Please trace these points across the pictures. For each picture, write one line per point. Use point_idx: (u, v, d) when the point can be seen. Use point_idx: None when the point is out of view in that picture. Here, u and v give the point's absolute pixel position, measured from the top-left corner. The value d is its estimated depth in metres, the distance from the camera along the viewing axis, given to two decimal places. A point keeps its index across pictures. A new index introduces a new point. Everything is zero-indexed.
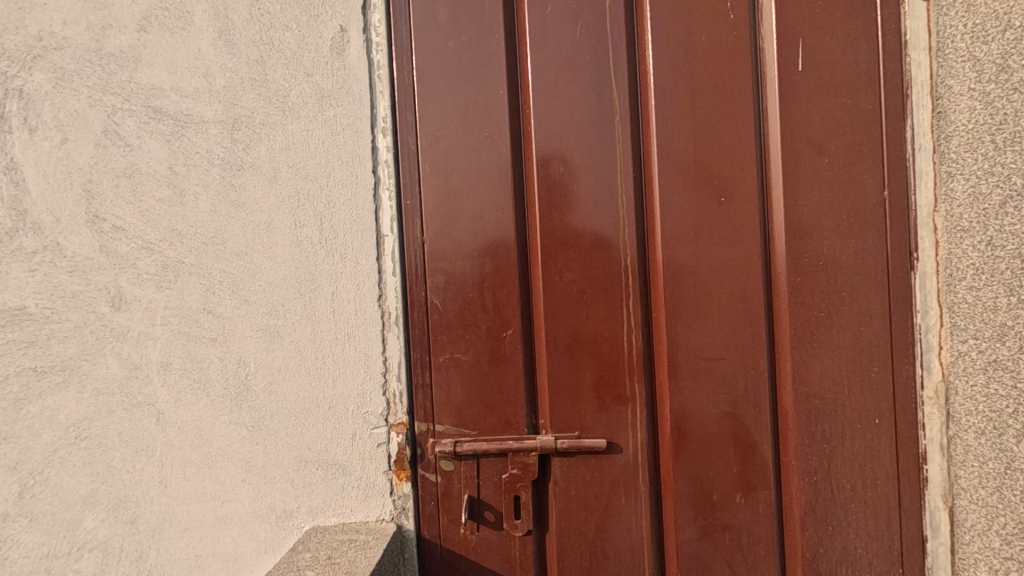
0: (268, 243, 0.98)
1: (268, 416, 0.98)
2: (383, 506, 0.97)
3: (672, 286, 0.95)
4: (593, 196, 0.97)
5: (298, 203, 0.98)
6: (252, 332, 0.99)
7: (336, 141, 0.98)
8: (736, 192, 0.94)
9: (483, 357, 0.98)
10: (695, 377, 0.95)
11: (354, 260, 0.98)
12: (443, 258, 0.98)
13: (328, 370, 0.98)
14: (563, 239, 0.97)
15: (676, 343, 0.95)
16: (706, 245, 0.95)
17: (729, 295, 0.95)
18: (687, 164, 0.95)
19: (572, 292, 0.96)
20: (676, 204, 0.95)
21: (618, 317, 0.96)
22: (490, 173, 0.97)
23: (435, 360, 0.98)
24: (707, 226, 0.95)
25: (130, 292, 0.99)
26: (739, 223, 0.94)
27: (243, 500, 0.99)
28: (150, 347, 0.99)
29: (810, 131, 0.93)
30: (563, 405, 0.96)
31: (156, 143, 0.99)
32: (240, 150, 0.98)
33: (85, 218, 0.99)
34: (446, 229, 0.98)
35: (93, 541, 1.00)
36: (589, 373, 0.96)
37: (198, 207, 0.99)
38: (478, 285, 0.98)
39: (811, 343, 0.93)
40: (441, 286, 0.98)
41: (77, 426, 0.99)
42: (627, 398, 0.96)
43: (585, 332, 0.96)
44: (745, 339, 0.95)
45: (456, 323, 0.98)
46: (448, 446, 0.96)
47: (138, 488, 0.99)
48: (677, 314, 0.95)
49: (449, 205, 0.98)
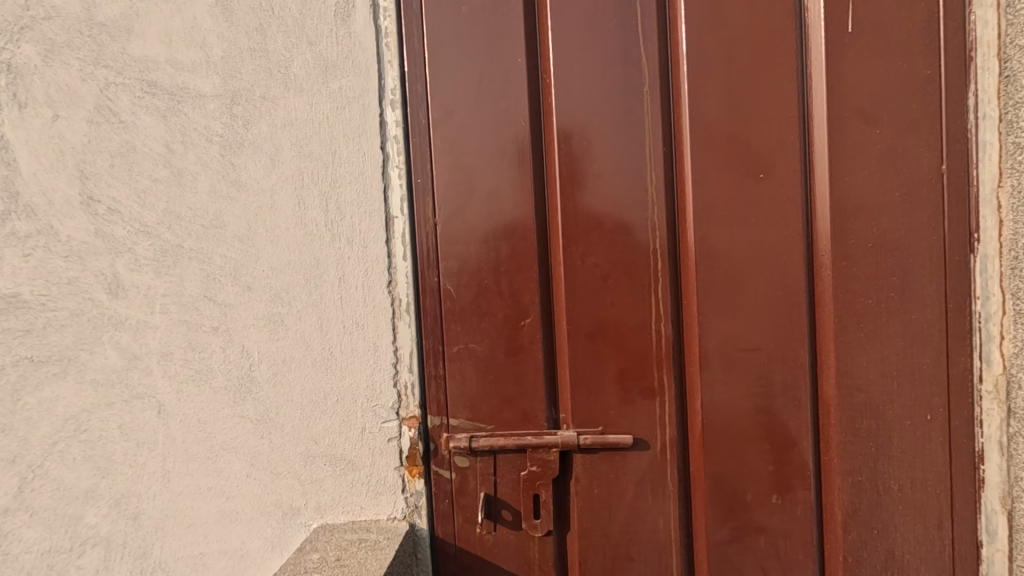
0: (271, 226, 0.92)
1: (273, 409, 0.93)
2: (394, 504, 0.92)
3: (704, 271, 0.88)
4: (619, 173, 0.89)
5: (301, 183, 0.92)
6: (255, 320, 0.93)
7: (341, 116, 0.91)
8: (777, 167, 0.86)
9: (500, 347, 0.91)
10: (729, 369, 0.88)
11: (361, 243, 0.92)
12: (456, 241, 0.91)
13: (335, 360, 0.93)
14: (587, 220, 0.90)
15: (708, 332, 0.88)
16: (742, 226, 0.87)
17: (768, 280, 0.87)
18: (722, 137, 0.87)
19: (595, 277, 0.89)
20: (710, 181, 0.87)
21: (645, 304, 0.89)
22: (508, 149, 0.90)
23: (448, 350, 0.92)
24: (744, 205, 0.87)
25: (127, 278, 0.94)
26: (779, 201, 0.86)
27: (247, 496, 0.94)
28: (150, 336, 0.94)
29: (859, 99, 0.84)
30: (586, 399, 0.90)
31: (151, 119, 0.93)
32: (240, 126, 0.92)
33: (79, 200, 0.94)
34: (460, 210, 0.91)
35: (96, 536, 0.96)
36: (614, 365, 0.89)
37: (196, 187, 0.93)
38: (494, 270, 0.91)
39: (857, 333, 0.86)
40: (455, 271, 0.91)
41: (77, 418, 0.95)
42: (655, 391, 0.89)
43: (609, 321, 0.89)
44: (784, 328, 0.87)
45: (471, 311, 0.91)
46: (463, 442, 0.90)
47: (140, 483, 0.95)
48: (709, 301, 0.88)
49: (463, 184, 0.91)
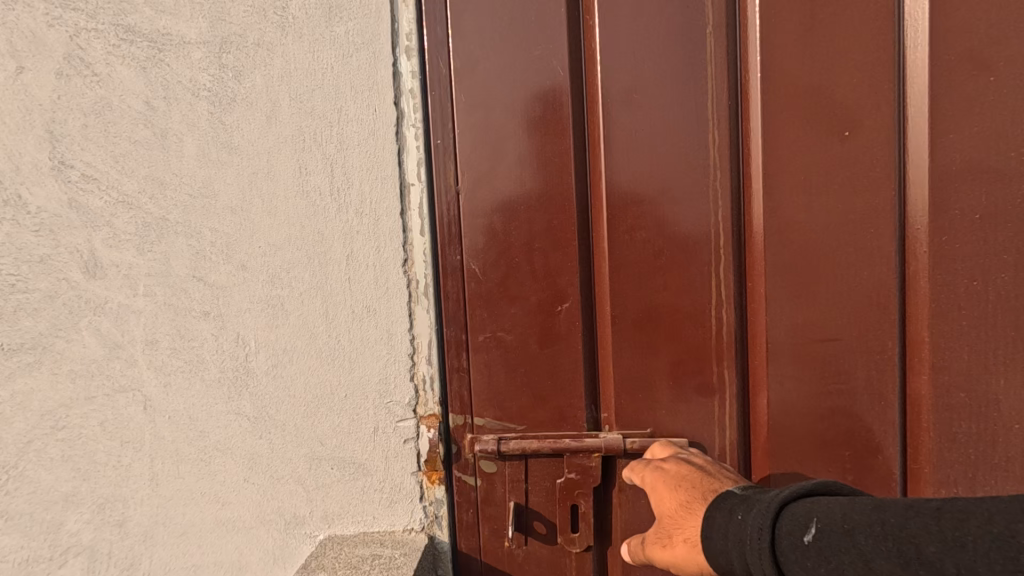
0: (268, 196, 0.80)
1: (273, 405, 0.82)
2: (411, 514, 0.81)
3: (776, 247, 0.75)
4: (676, 132, 0.75)
5: (302, 145, 0.79)
6: (251, 304, 0.81)
7: (348, 65, 0.78)
8: (867, 124, 0.72)
9: (532, 336, 0.79)
10: (802, 363, 0.75)
11: (372, 215, 0.79)
12: (483, 212, 0.78)
13: (343, 350, 0.81)
14: (636, 187, 0.76)
15: (778, 319, 0.75)
16: (822, 194, 0.73)
17: (851, 258, 0.74)
18: (801, 88, 0.73)
19: (646, 255, 0.77)
20: (784, 142, 0.74)
21: (704, 286, 0.76)
22: (544, 104, 0.77)
23: (473, 340, 0.80)
24: (825, 168, 0.73)
25: (107, 256, 0.82)
26: (868, 164, 0.73)
27: (246, 503, 0.83)
28: (133, 322, 0.83)
29: (972, 39, 0.70)
30: (632, 396, 0.78)
31: (129, 71, 0.80)
32: (231, 78, 0.79)
33: (49, 165, 0.82)
34: (487, 177, 0.78)
35: (78, 545, 0.86)
36: (667, 357, 0.77)
37: (182, 150, 0.80)
38: (527, 246, 0.78)
39: (957, 321, 0.72)
40: (481, 248, 0.79)
41: (53, 414, 0.84)
42: (713, 388, 0.77)
43: (661, 305, 0.77)
44: (869, 316, 0.74)
45: (499, 294, 0.79)
46: (491, 446, 0.78)
47: (126, 487, 0.85)
48: (781, 283, 0.75)
49: (491, 145, 0.78)
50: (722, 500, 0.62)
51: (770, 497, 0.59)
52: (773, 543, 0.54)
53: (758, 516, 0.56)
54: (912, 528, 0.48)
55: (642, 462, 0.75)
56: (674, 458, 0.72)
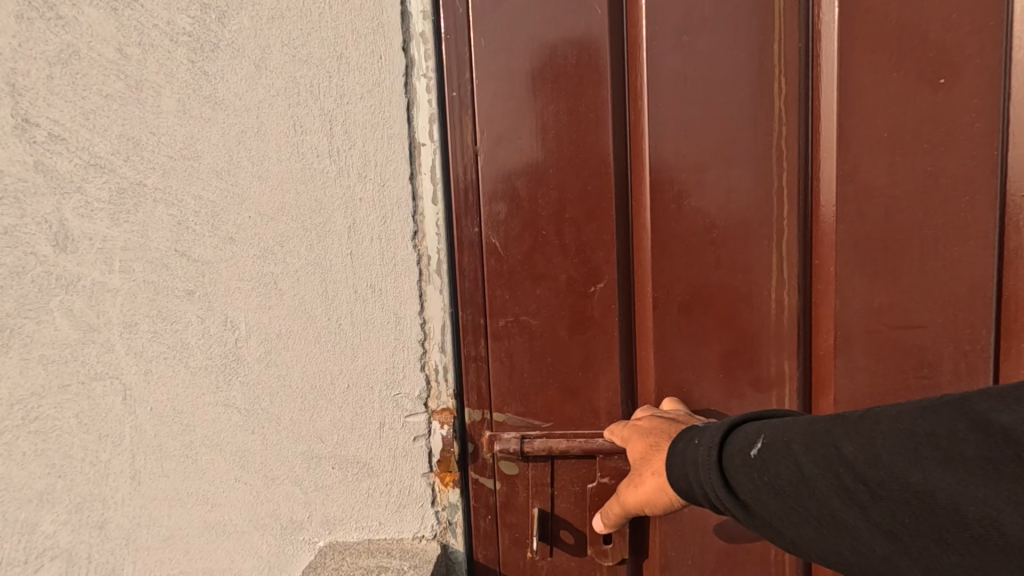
0: (258, 158, 0.70)
1: (266, 396, 0.73)
2: (421, 521, 0.72)
3: (852, 221, 0.66)
4: (737, 85, 0.65)
5: (297, 98, 0.68)
6: (241, 283, 0.72)
7: (349, 4, 0.67)
8: (966, 70, 0.62)
9: (561, 321, 0.69)
10: (878, 354, 0.67)
11: (377, 180, 0.69)
12: (505, 177, 0.68)
13: (344, 335, 0.71)
14: (687, 149, 0.66)
15: (851, 302, 0.67)
16: (909, 156, 0.64)
17: (938, 232, 0.65)
18: (886, 31, 0.63)
19: (696, 228, 0.67)
20: (864, 92, 0.64)
21: (763, 264, 0.67)
22: (578, 48, 0.66)
23: (492, 325, 0.70)
24: (913, 126, 0.64)
25: (78, 227, 0.73)
26: (962, 118, 0.63)
27: (238, 505, 0.75)
28: (109, 302, 0.74)
29: None
30: (676, 386, 0.69)
31: (98, 13, 0.69)
32: (214, 20, 0.68)
33: (11, 123, 0.72)
34: (511, 135, 0.67)
35: (55, 548, 0.78)
36: (719, 343, 0.68)
37: (160, 106, 0.70)
38: (556, 218, 0.68)
39: None
40: (501, 220, 0.68)
41: (23, 404, 0.76)
42: (771, 380, 0.68)
43: (712, 286, 0.68)
44: (958, 298, 0.65)
45: (522, 272, 0.69)
46: (517, 448, 0.70)
47: (106, 485, 0.76)
48: (856, 262, 0.66)
49: (516, 98, 0.67)
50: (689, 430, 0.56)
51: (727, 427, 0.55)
52: (719, 461, 0.51)
53: (705, 436, 0.53)
54: (846, 433, 0.44)
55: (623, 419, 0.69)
56: (648, 415, 0.66)
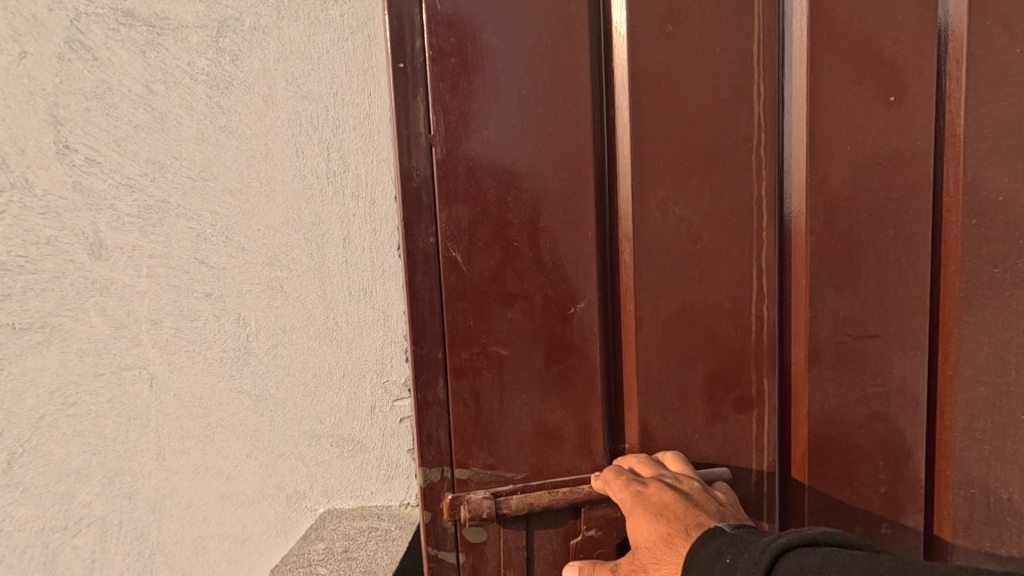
0: (266, 178, 0.81)
1: (273, 383, 0.84)
2: (407, 490, 0.85)
3: (822, 233, 0.74)
4: (718, 98, 0.68)
5: (299, 127, 0.80)
6: (252, 285, 0.83)
7: (343, 49, 0.79)
8: (911, 90, 0.72)
9: (537, 351, 0.69)
10: (840, 365, 0.76)
11: (368, 198, 0.81)
12: (467, 175, 0.65)
13: (340, 330, 0.83)
14: (665, 160, 0.68)
15: (822, 312, 0.75)
16: (863, 168, 0.73)
17: (891, 250, 0.75)
18: (850, 52, 0.70)
19: (680, 238, 0.70)
20: (832, 95, 0.71)
21: (744, 274, 0.72)
22: (557, 49, 0.64)
23: (455, 359, 0.68)
24: (872, 140, 0.73)
25: (111, 238, 0.84)
26: (907, 132, 0.73)
27: (249, 478, 0.86)
28: (137, 303, 0.85)
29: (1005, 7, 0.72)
30: (660, 387, 0.72)
31: (128, 54, 0.81)
32: (228, 62, 0.80)
33: (52, 149, 0.83)
34: (467, 131, 0.64)
35: (90, 516, 0.90)
36: (703, 346, 0.72)
37: (182, 134, 0.82)
38: (530, 231, 0.67)
39: (983, 310, 0.78)
40: (464, 239, 0.66)
41: (64, 391, 0.87)
42: (751, 402, 0.74)
43: (694, 296, 0.71)
44: (907, 304, 0.76)
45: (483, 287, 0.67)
46: (492, 516, 0.68)
47: (135, 461, 0.88)
48: (817, 271, 0.74)
49: (465, 95, 0.64)
50: (709, 540, 0.55)
51: (761, 541, 0.52)
52: None
53: (745, 564, 0.50)
54: None
55: (615, 470, 0.67)
56: (656, 479, 0.64)
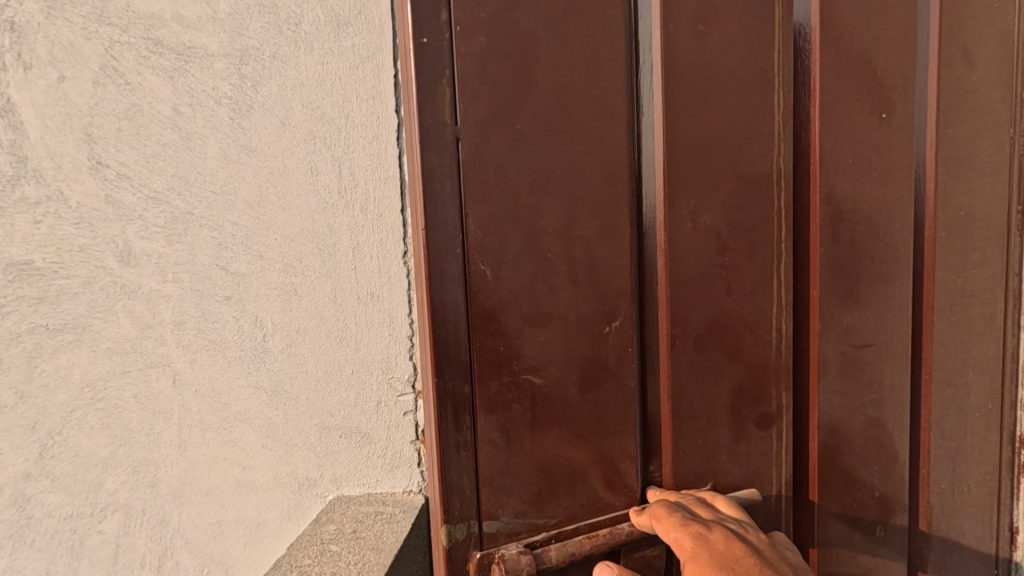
0: (283, 193, 0.89)
1: (288, 379, 0.92)
2: (410, 478, 0.93)
3: (830, 245, 0.79)
4: (745, 119, 0.73)
5: (313, 146, 0.88)
6: (269, 289, 0.91)
7: (354, 76, 0.87)
8: (897, 110, 0.80)
9: (570, 374, 0.69)
10: (846, 374, 0.82)
11: (376, 212, 0.89)
12: (496, 174, 0.63)
13: (350, 331, 0.91)
14: (692, 175, 0.71)
15: (829, 323, 0.81)
16: (861, 186, 0.79)
17: (878, 265, 0.82)
18: (848, 77, 0.77)
19: (711, 252, 0.73)
20: (839, 117, 0.77)
21: (766, 284, 0.76)
22: (588, 62, 0.65)
23: (485, 386, 0.66)
24: (869, 158, 0.80)
25: (139, 246, 0.92)
26: (893, 148, 0.81)
27: (265, 467, 0.94)
28: (163, 305, 0.93)
29: (961, 45, 0.81)
30: (694, 399, 0.75)
31: (157, 80, 0.89)
32: (249, 87, 0.88)
33: (87, 164, 0.91)
34: (496, 131, 0.63)
35: (116, 503, 0.97)
36: (729, 357, 0.76)
37: (206, 152, 0.90)
38: (563, 245, 0.66)
39: (951, 316, 0.86)
40: (492, 251, 0.64)
41: (93, 387, 0.94)
42: (773, 418, 0.79)
43: (725, 311, 0.75)
44: (885, 314, 0.83)
45: (516, 308, 0.66)
46: (532, 573, 0.65)
47: (158, 452, 0.95)
48: (824, 284, 0.80)
49: (491, 91, 0.62)
50: None
51: None
52: None
53: None
54: None
55: (668, 507, 0.67)
56: (717, 526, 0.65)
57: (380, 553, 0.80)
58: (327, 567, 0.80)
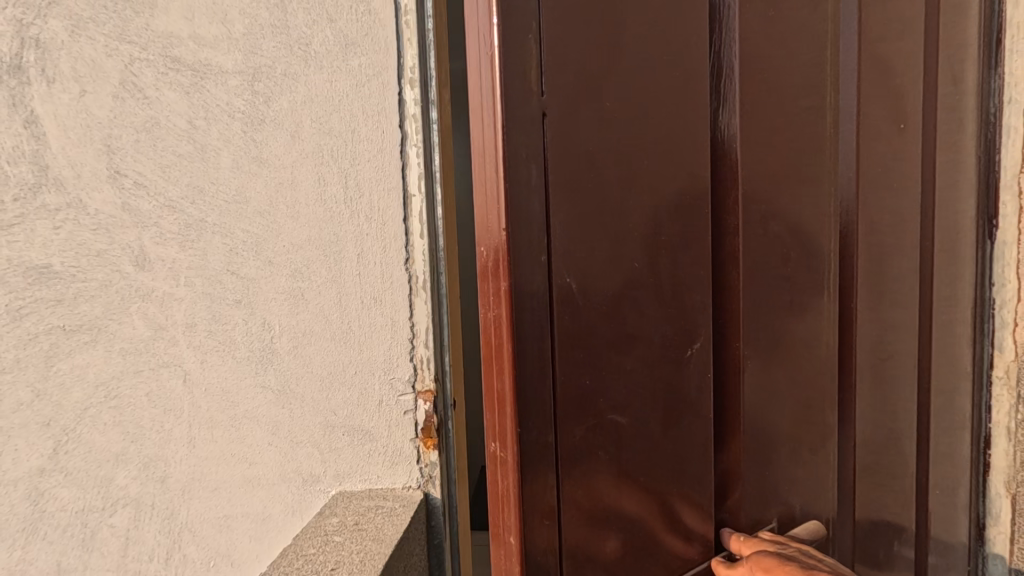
0: (292, 202, 0.94)
1: (294, 379, 0.97)
2: (409, 475, 0.96)
3: (875, 260, 0.79)
4: (798, 139, 0.74)
5: (322, 158, 0.93)
6: (277, 294, 0.96)
7: (361, 93, 0.92)
8: (909, 126, 0.80)
9: (653, 411, 0.65)
10: (877, 393, 0.82)
11: (380, 221, 0.94)
12: (584, 162, 0.58)
13: (354, 333, 0.95)
14: (752, 179, 0.70)
15: (866, 340, 0.81)
16: (886, 203, 0.79)
17: (897, 285, 0.81)
18: (876, 94, 0.77)
19: (777, 265, 0.73)
20: (874, 137, 0.77)
21: (816, 297, 0.77)
22: (665, 80, 0.63)
23: (572, 429, 0.60)
24: (893, 173, 0.79)
25: (154, 251, 0.97)
26: (908, 162, 0.80)
27: (271, 463, 0.98)
28: (175, 308, 0.98)
29: (942, 67, 0.81)
30: (767, 426, 0.74)
31: (175, 94, 0.94)
32: (261, 102, 0.93)
33: (105, 173, 0.95)
34: (594, 144, 0.59)
35: (126, 497, 1.01)
36: (793, 374, 0.76)
37: (219, 163, 0.95)
38: (644, 247, 0.63)
39: (941, 333, 0.85)
40: (576, 251, 0.59)
41: (107, 385, 0.99)
42: (822, 440, 0.80)
43: (786, 331, 0.75)
44: (891, 333, 0.81)
45: (601, 341, 0.61)
46: None
47: (168, 448, 1.00)
48: (865, 302, 0.80)
49: (579, 67, 0.57)
50: None
51: None
52: None
53: None
54: None
55: (780, 560, 0.62)
56: None
57: (381, 543, 0.82)
58: (330, 556, 0.82)
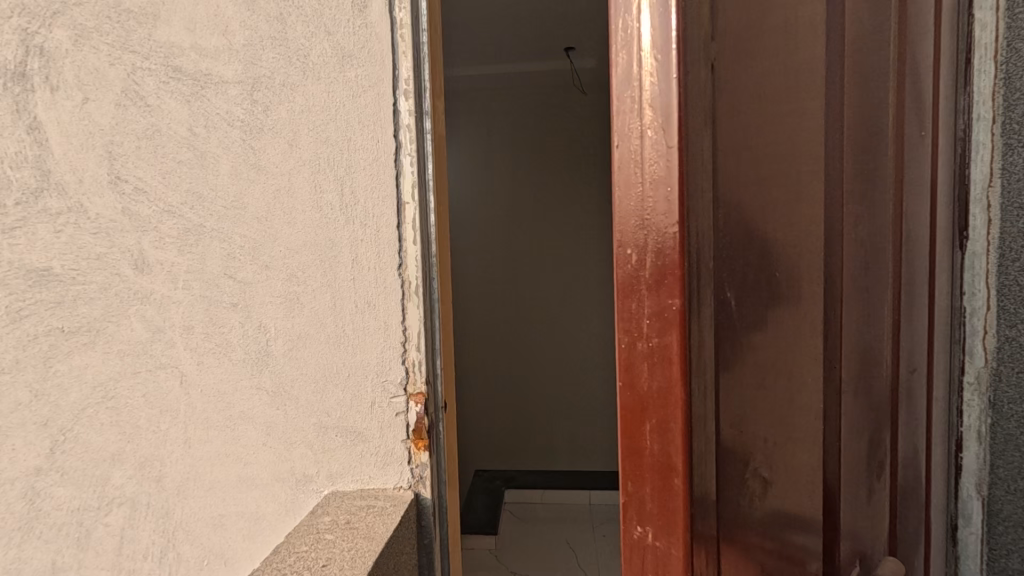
0: (288, 208, 0.97)
1: (289, 381, 0.99)
2: (401, 474, 0.98)
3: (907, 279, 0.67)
4: (869, 128, 0.60)
5: (318, 166, 0.96)
6: (273, 297, 0.98)
7: (358, 104, 0.95)
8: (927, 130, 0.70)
9: (805, 446, 0.56)
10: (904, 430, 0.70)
11: (375, 227, 0.96)
12: (736, 156, 0.51)
13: (348, 336, 0.98)
14: (857, 184, 0.59)
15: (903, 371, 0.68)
16: (915, 214, 0.68)
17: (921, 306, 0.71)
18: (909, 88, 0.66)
19: (855, 276, 0.60)
20: (908, 138, 0.65)
21: (871, 319, 0.62)
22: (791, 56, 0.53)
23: (723, 463, 0.51)
24: (917, 180, 0.68)
25: (153, 255, 0.99)
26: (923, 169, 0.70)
27: (265, 463, 1.00)
28: (173, 311, 1.00)
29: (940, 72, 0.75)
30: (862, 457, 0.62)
31: (176, 103, 0.97)
32: (260, 111, 0.96)
33: (107, 179, 0.98)
34: (734, 130, 0.51)
35: (122, 496, 1.03)
36: (864, 412, 0.62)
37: (218, 170, 0.97)
38: (791, 259, 0.54)
39: (937, 352, 0.78)
40: (716, 265, 0.50)
41: (105, 386, 1.01)
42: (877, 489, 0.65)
43: (864, 354, 0.62)
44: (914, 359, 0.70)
45: (751, 361, 0.52)
46: None
47: (164, 448, 1.02)
48: (905, 326, 0.67)
49: (731, 47, 0.50)
50: None
51: None
52: None
53: None
54: None
55: None
56: None
57: (372, 541, 0.84)
58: (322, 552, 0.84)
